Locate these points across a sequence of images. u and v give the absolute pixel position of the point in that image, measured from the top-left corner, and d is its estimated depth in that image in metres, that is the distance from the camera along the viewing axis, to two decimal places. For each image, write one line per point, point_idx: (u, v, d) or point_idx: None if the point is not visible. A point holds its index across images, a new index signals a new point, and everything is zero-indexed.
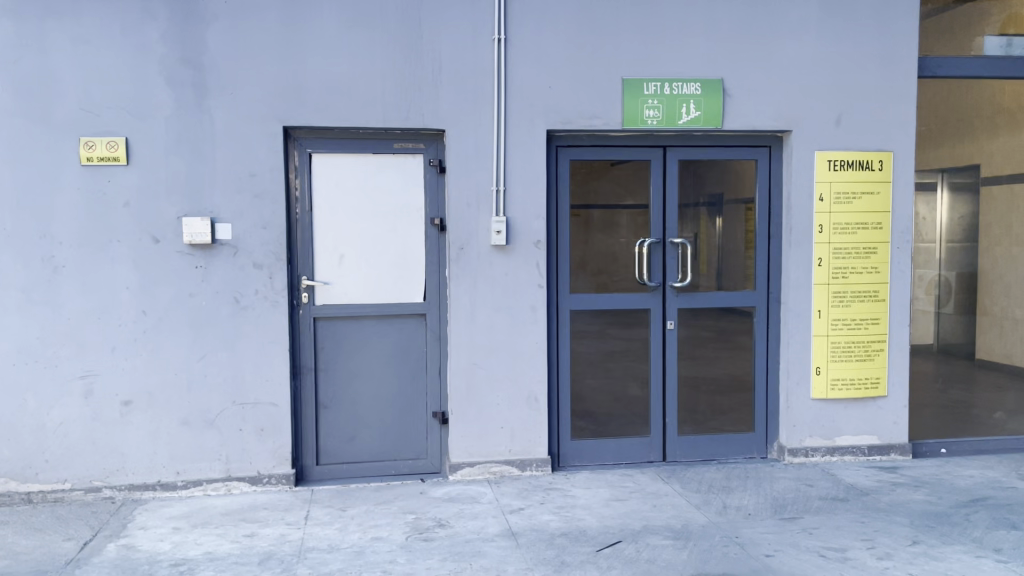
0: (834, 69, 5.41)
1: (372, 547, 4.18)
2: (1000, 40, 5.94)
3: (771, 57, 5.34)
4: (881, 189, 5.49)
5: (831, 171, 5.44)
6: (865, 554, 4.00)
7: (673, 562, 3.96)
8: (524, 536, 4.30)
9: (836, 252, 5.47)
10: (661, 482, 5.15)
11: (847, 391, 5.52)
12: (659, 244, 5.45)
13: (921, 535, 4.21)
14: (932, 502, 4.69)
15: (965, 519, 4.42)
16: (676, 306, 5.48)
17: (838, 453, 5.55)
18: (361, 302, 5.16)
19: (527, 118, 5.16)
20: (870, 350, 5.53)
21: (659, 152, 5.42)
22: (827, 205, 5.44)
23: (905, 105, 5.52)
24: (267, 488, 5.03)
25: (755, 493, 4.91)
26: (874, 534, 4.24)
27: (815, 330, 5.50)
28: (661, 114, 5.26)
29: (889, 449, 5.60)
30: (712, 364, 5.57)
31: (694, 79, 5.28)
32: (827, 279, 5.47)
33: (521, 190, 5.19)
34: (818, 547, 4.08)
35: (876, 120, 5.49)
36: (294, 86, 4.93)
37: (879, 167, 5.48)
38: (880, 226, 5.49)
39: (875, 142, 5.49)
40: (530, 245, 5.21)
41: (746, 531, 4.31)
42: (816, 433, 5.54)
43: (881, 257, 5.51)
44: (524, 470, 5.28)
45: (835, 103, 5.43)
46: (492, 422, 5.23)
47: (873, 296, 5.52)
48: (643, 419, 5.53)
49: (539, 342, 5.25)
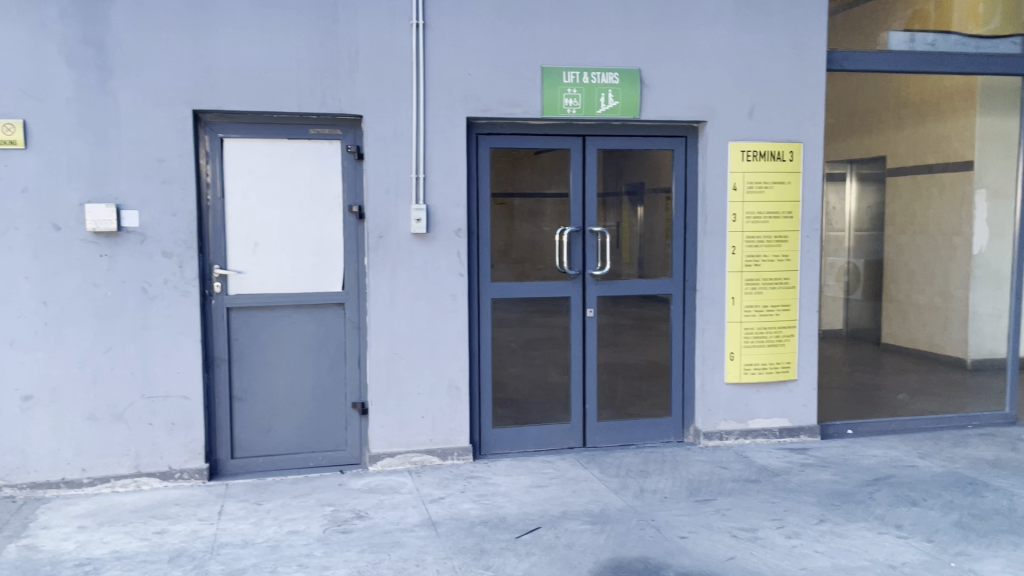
0: (747, 61, 5.53)
1: (288, 540, 4.11)
2: (904, 35, 6.12)
3: (687, 48, 5.43)
4: (791, 179, 5.64)
5: (744, 161, 5.56)
6: (774, 533, 4.13)
7: (590, 546, 4.01)
8: (443, 525, 4.29)
9: (749, 240, 5.60)
10: (580, 467, 5.20)
11: (760, 375, 5.67)
12: (578, 233, 5.49)
13: (827, 513, 4.38)
14: (839, 481, 4.88)
15: (869, 497, 4.60)
16: (597, 293, 5.54)
17: (751, 436, 5.70)
18: (276, 291, 5.05)
19: (446, 105, 5.12)
20: (781, 336, 5.69)
21: (578, 141, 5.46)
22: (740, 194, 5.56)
23: (814, 97, 5.68)
24: (179, 483, 4.88)
25: (671, 477, 5.01)
26: (784, 514, 4.38)
27: (729, 316, 5.63)
28: (580, 103, 5.29)
29: (799, 430, 5.79)
30: (631, 351, 5.65)
31: (612, 69, 5.32)
32: (741, 266, 5.60)
33: (441, 177, 5.14)
34: (730, 528, 4.20)
35: (787, 112, 5.63)
36: (205, 69, 4.76)
37: (790, 157, 5.63)
38: (790, 215, 5.66)
39: (786, 133, 5.64)
40: (449, 232, 5.17)
41: (661, 514, 4.40)
42: (730, 416, 5.69)
43: (790, 245, 5.67)
44: (444, 459, 5.26)
45: (748, 95, 5.55)
46: (412, 412, 5.19)
47: (783, 283, 5.68)
48: (563, 405, 5.58)
49: (459, 330, 5.23)
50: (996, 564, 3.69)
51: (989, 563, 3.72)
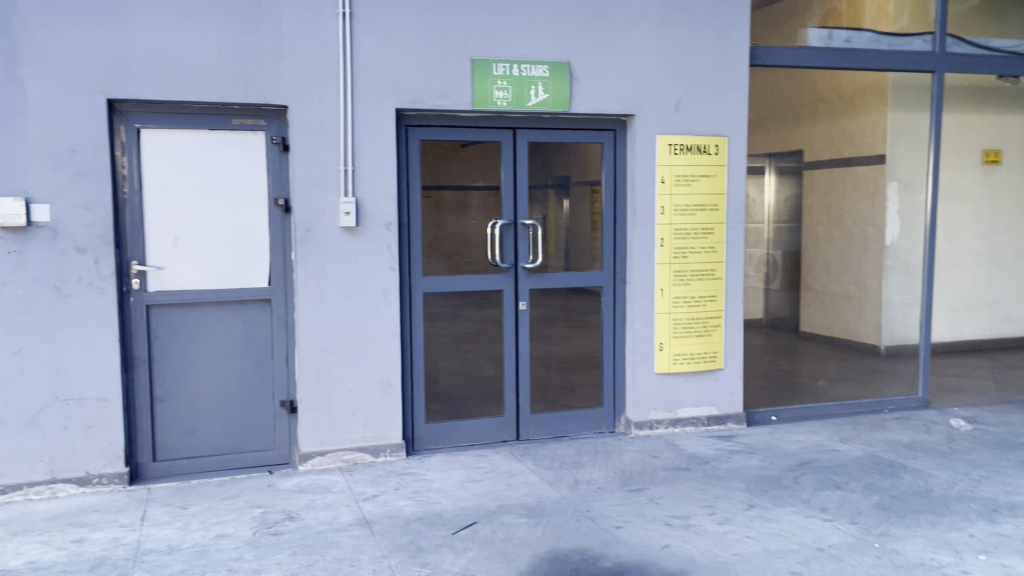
0: (673, 56, 5.60)
1: (216, 545, 3.98)
2: (821, 32, 6.21)
3: (615, 42, 5.46)
4: (716, 172, 5.75)
5: (672, 155, 5.64)
6: (706, 519, 4.21)
7: (528, 539, 4.01)
8: (378, 523, 4.22)
9: (677, 233, 5.69)
10: (514, 461, 5.20)
11: (688, 365, 5.77)
12: (510, 225, 5.48)
13: (756, 499, 4.49)
14: (766, 467, 5.01)
15: (795, 482, 4.74)
16: (529, 286, 5.54)
17: (680, 425, 5.80)
18: (199, 288, 4.87)
19: (375, 97, 5.02)
20: (708, 326, 5.81)
21: (508, 133, 5.44)
22: (668, 187, 5.64)
23: (738, 92, 5.80)
24: (97, 489, 4.67)
25: (604, 467, 5.06)
26: (715, 500, 4.48)
27: (657, 308, 5.71)
28: (510, 96, 5.26)
29: (726, 418, 5.93)
30: (563, 343, 5.68)
31: (542, 62, 5.31)
32: (669, 258, 5.68)
33: (370, 170, 5.04)
34: (664, 516, 4.26)
35: (712, 106, 5.73)
36: (120, 56, 4.55)
37: (715, 151, 5.74)
38: (716, 208, 5.77)
39: (711, 127, 5.74)
40: (380, 226, 5.08)
41: (596, 505, 4.43)
42: (660, 406, 5.77)
43: (716, 237, 5.78)
44: (377, 456, 5.18)
45: (675, 89, 5.63)
46: (343, 409, 5.09)
47: (710, 274, 5.79)
48: (496, 399, 5.56)
49: (391, 325, 5.15)
50: (916, 543, 3.84)
51: (909, 542, 3.87)
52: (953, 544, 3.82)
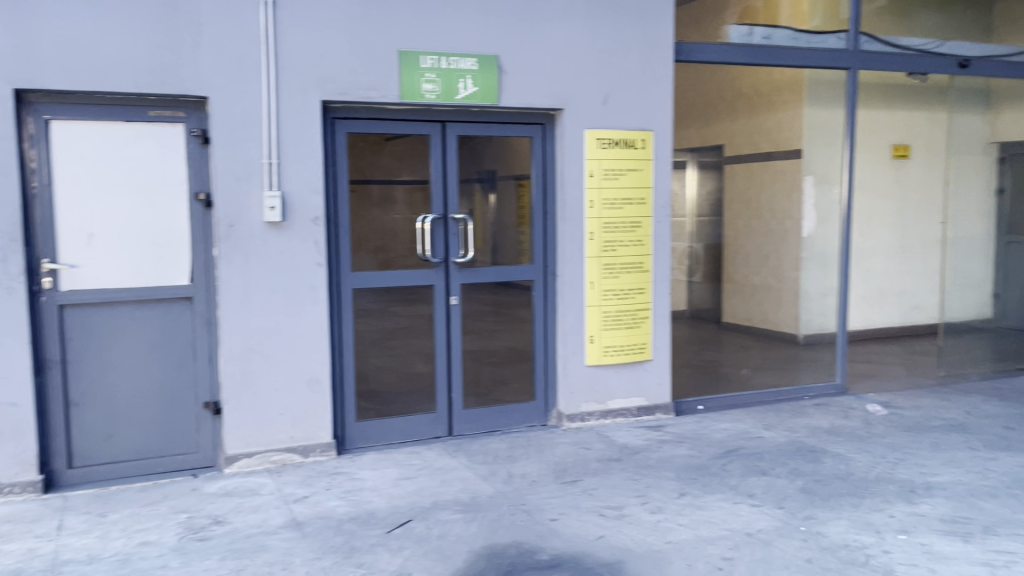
0: (600, 50, 5.64)
1: (140, 553, 3.82)
2: (742, 29, 6.34)
3: (543, 36, 5.47)
4: (643, 166, 5.82)
5: (600, 149, 5.66)
6: (639, 509, 4.27)
7: (463, 535, 3.98)
8: (310, 525, 4.13)
9: (606, 226, 5.72)
10: (447, 456, 5.17)
11: (618, 357, 5.83)
12: (439, 220, 5.42)
13: (687, 487, 4.57)
14: (695, 455, 5.11)
15: (723, 469, 4.85)
16: (459, 281, 5.51)
17: (610, 416, 5.87)
18: (116, 286, 4.67)
19: (299, 88, 4.90)
20: (636, 318, 5.88)
21: (437, 127, 5.39)
22: (597, 181, 5.66)
23: (664, 87, 5.88)
24: (8, 499, 4.43)
25: (537, 460, 5.08)
26: (647, 490, 4.54)
27: (587, 301, 5.74)
28: (438, 88, 5.21)
29: (654, 409, 6.03)
30: (494, 337, 5.67)
31: (470, 55, 5.28)
32: (598, 252, 5.72)
33: (295, 163, 4.92)
34: (597, 507, 4.30)
35: (639, 100, 5.80)
36: (26, 42, 4.31)
37: (642, 146, 5.81)
38: (643, 201, 5.84)
39: (638, 121, 5.80)
40: (306, 221, 4.97)
41: (531, 498, 4.44)
42: (591, 398, 5.82)
43: (644, 230, 5.85)
44: (306, 456, 5.07)
45: (602, 84, 5.67)
46: (271, 408, 4.96)
47: (638, 267, 5.86)
48: (427, 395, 5.51)
49: (318, 322, 5.04)
50: (840, 525, 3.98)
51: (834, 525, 4.00)
52: (874, 525, 3.96)
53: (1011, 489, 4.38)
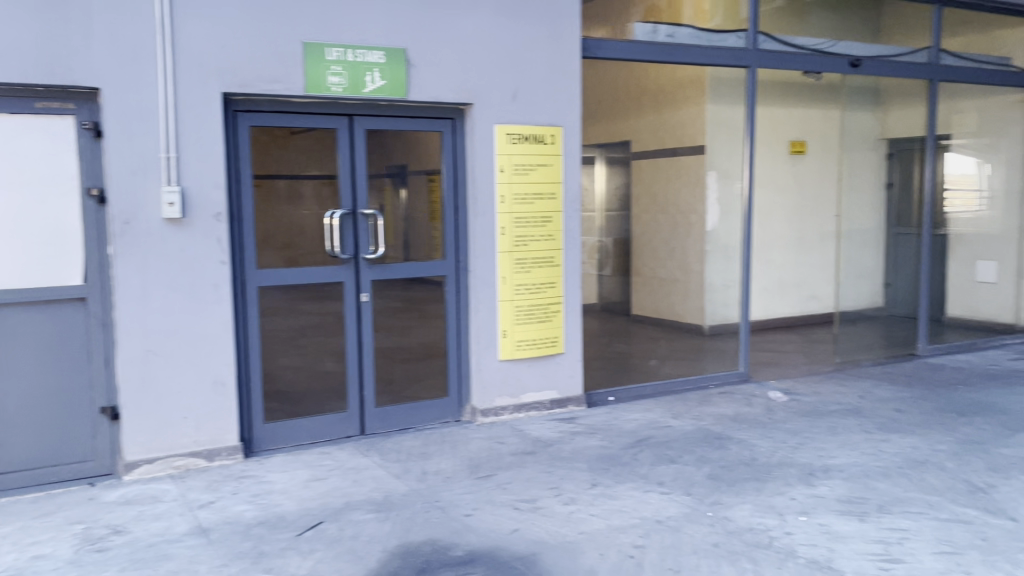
0: (508, 45, 5.65)
1: (32, 567, 3.62)
2: (646, 26, 6.42)
3: (451, 30, 5.43)
4: (553, 162, 5.85)
5: (510, 144, 5.67)
6: (553, 501, 4.30)
7: (377, 535, 3.93)
8: (216, 531, 4.00)
9: (517, 221, 5.72)
10: (359, 456, 5.09)
11: (531, 351, 5.85)
12: (349, 215, 5.33)
13: (598, 477, 4.64)
14: (606, 446, 5.19)
15: (634, 459, 4.94)
16: (370, 277, 5.43)
17: (524, 410, 5.89)
18: (4, 287, 4.42)
19: (199, 80, 4.73)
20: (548, 312, 5.91)
21: (344, 120, 5.29)
22: (507, 176, 5.66)
23: (572, 83, 5.93)
24: None
25: (451, 456, 5.05)
26: (560, 482, 4.59)
27: (500, 295, 5.73)
28: (345, 81, 5.11)
29: (567, 401, 6.09)
30: (406, 334, 5.62)
31: (377, 47, 5.19)
32: (510, 247, 5.71)
33: (195, 157, 4.75)
34: (512, 501, 4.31)
35: (547, 96, 5.83)
36: None
37: (551, 141, 5.84)
38: (553, 196, 5.87)
39: (547, 116, 5.83)
40: (208, 217, 4.80)
41: (445, 494, 4.42)
42: (504, 393, 5.82)
43: (554, 225, 5.89)
44: (212, 461, 4.91)
45: (511, 79, 5.67)
46: (173, 412, 4.77)
47: (549, 261, 5.89)
48: (338, 393, 5.42)
49: (222, 322, 4.88)
50: (744, 509, 4.11)
51: (739, 509, 4.13)
52: (777, 508, 4.11)
53: (901, 469, 4.61)
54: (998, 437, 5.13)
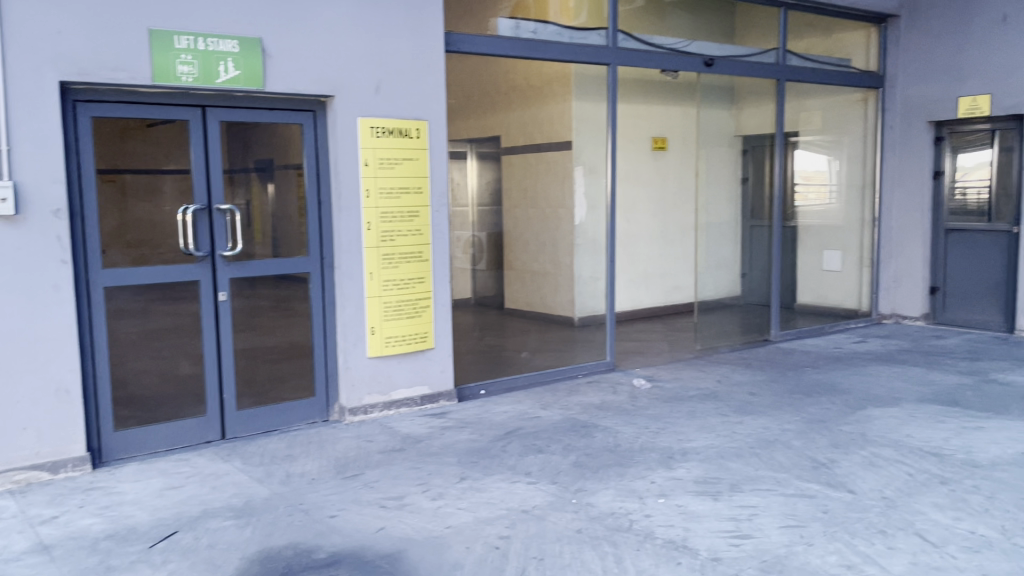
0: (370, 37, 5.56)
1: None
2: (509, 22, 6.53)
3: (309, 20, 5.29)
4: (418, 155, 5.81)
5: (375, 137, 5.58)
6: (420, 497, 4.28)
7: (236, 542, 3.79)
8: (59, 547, 3.76)
9: (383, 216, 5.65)
10: (220, 461, 4.90)
11: (400, 347, 5.80)
12: (204, 211, 5.13)
13: (466, 471, 4.65)
14: (476, 439, 5.21)
15: (502, 451, 4.98)
16: (229, 275, 5.24)
17: (394, 407, 5.83)
18: None
19: (32, 67, 4.41)
20: (418, 307, 5.87)
21: (197, 112, 5.08)
22: (372, 169, 5.58)
23: (437, 76, 5.90)
24: None
25: (317, 457, 4.94)
26: (428, 477, 4.57)
27: (368, 292, 5.64)
28: (196, 71, 4.89)
29: (437, 396, 6.07)
30: (270, 333, 5.45)
31: (230, 36, 4.99)
32: (377, 242, 5.63)
33: (30, 150, 4.43)
34: (378, 499, 4.26)
35: (411, 89, 5.77)
36: None
37: (416, 135, 5.79)
38: (420, 190, 5.83)
39: (411, 110, 5.78)
40: (45, 213, 4.49)
41: (309, 496, 4.32)
42: (374, 390, 5.74)
43: (422, 220, 5.85)
44: (56, 473, 4.61)
45: (374, 71, 5.58)
46: (10, 424, 4.44)
47: (417, 256, 5.85)
48: (197, 397, 5.20)
49: (65, 325, 4.58)
50: (607, 495, 4.22)
51: (602, 494, 4.23)
52: (637, 492, 4.24)
53: (753, 448, 4.86)
54: (840, 415, 5.48)
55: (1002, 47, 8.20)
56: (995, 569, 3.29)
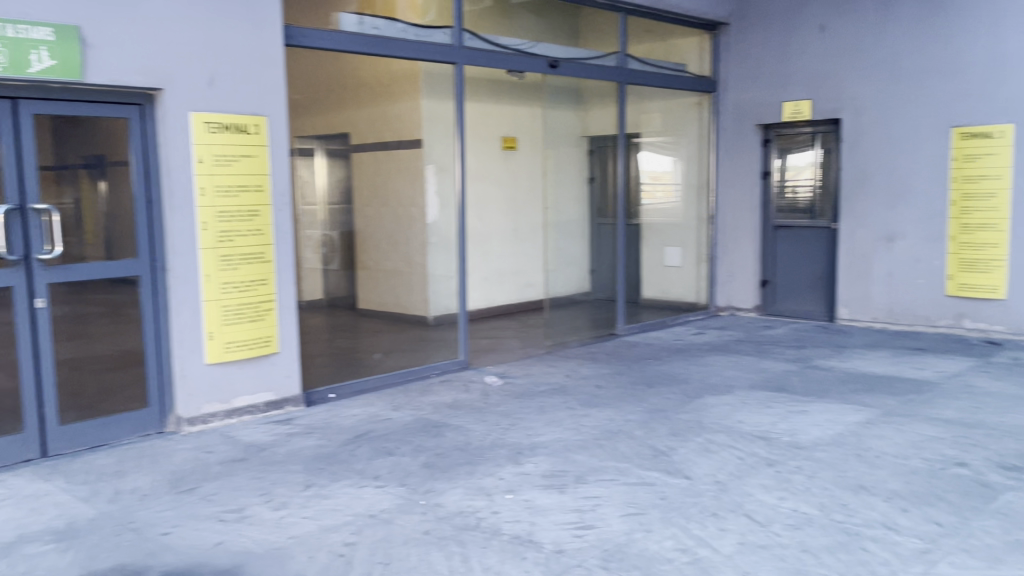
0: (203, 28, 5.30)
1: None
2: (354, 18, 6.37)
3: (135, 8, 4.98)
4: (258, 152, 5.59)
5: (209, 133, 5.33)
6: (262, 507, 4.13)
7: (55, 567, 3.52)
8: None
9: (220, 216, 5.40)
10: (39, 481, 4.54)
11: (241, 352, 5.57)
12: (16, 212, 4.74)
13: (312, 478, 4.52)
14: (323, 445, 5.08)
15: (350, 455, 4.88)
16: (48, 280, 4.87)
17: (236, 415, 5.60)
18: None
19: None
20: (260, 310, 5.66)
21: (6, 104, 4.69)
22: (207, 167, 5.32)
23: (276, 71, 5.70)
24: None
25: (151, 471, 4.67)
26: (271, 487, 4.41)
27: (205, 295, 5.38)
28: (4, 60, 4.50)
29: (283, 402, 5.88)
30: (96, 342, 5.11)
31: (44, 23, 4.62)
32: (214, 242, 5.38)
33: None
34: (217, 512, 4.07)
35: (249, 84, 5.55)
36: None
37: (255, 131, 5.57)
38: (260, 189, 5.62)
39: (249, 105, 5.55)
40: None
41: (141, 514, 4.07)
42: (213, 399, 5.49)
43: (263, 219, 5.63)
44: None
45: (207, 64, 5.33)
46: None
47: (258, 257, 5.64)
48: (13, 413, 4.79)
49: None
50: (455, 494, 4.22)
51: (450, 494, 4.23)
52: (486, 489, 4.27)
53: (599, 440, 5.00)
54: (680, 405, 5.73)
55: (820, 57, 8.85)
56: (814, 544, 3.53)
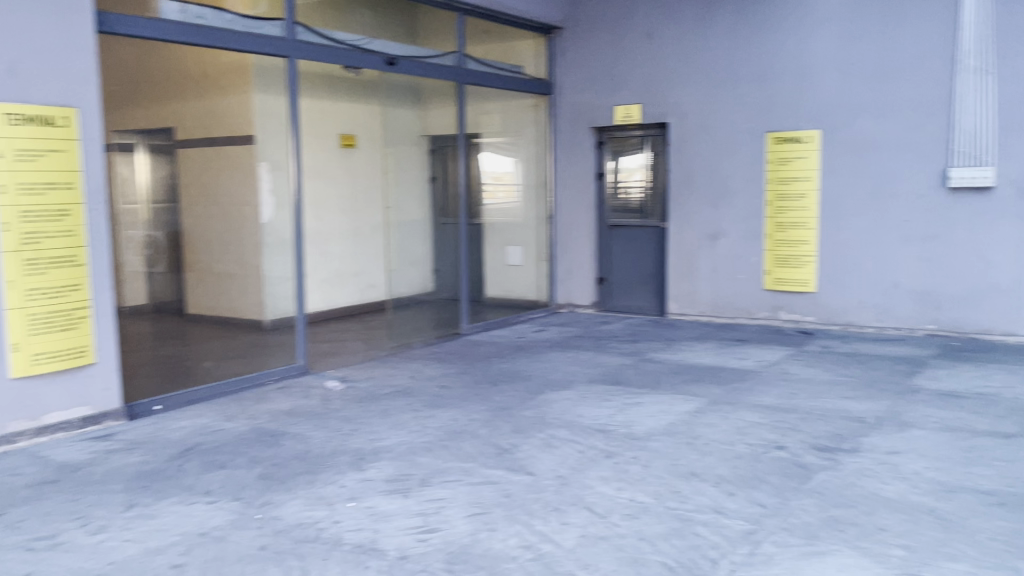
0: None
1: None
2: (176, 5, 5.86)
3: None
4: (67, 147, 5.14)
5: (8, 125, 4.86)
6: (78, 532, 3.79)
7: None
8: None
9: (24, 216, 4.94)
10: None
11: (52, 364, 5.10)
12: None
13: (135, 497, 4.21)
14: (147, 461, 4.75)
15: (178, 470, 4.59)
16: None
17: (46, 433, 5.13)
18: None
19: None
20: (73, 319, 5.22)
21: None
22: (7, 161, 4.85)
23: (87, 59, 5.25)
24: None
25: None
26: (88, 509, 4.06)
27: (8, 303, 4.89)
28: None
29: (102, 417, 5.44)
30: None
31: None
32: (17, 245, 4.91)
33: None
34: (24, 542, 3.70)
35: (55, 72, 5.09)
36: None
37: (63, 123, 5.12)
38: (70, 186, 5.17)
39: (56, 96, 5.09)
40: None
41: None
42: (19, 416, 4.99)
43: (74, 220, 5.20)
44: None
45: (5, 49, 4.84)
46: None
47: (70, 261, 5.19)
48: None
49: None
50: (294, 505, 4.05)
51: (288, 506, 4.06)
52: (326, 499, 4.13)
53: (442, 441, 4.97)
54: (521, 402, 5.80)
55: (649, 62, 9.23)
56: (650, 532, 3.66)
